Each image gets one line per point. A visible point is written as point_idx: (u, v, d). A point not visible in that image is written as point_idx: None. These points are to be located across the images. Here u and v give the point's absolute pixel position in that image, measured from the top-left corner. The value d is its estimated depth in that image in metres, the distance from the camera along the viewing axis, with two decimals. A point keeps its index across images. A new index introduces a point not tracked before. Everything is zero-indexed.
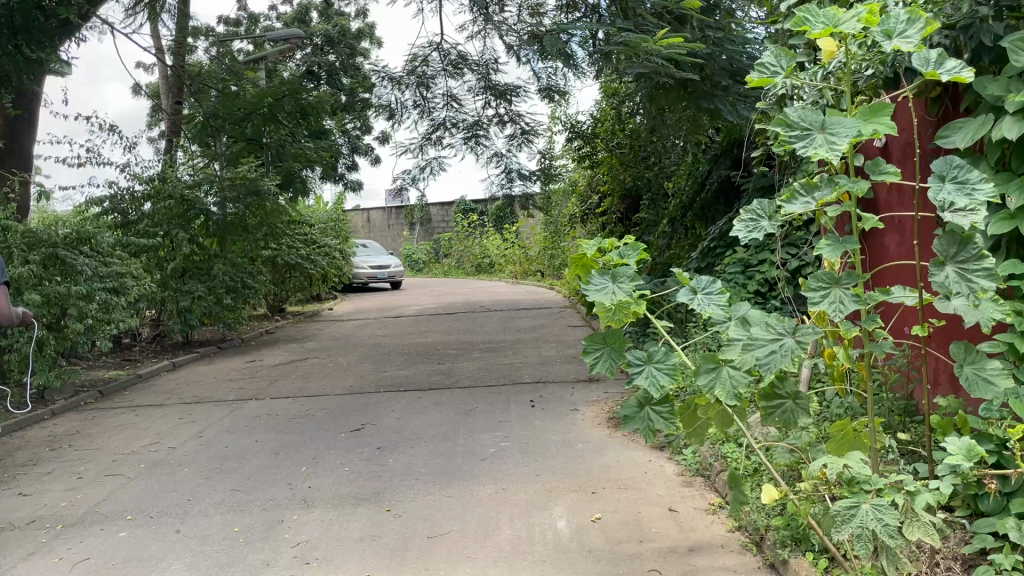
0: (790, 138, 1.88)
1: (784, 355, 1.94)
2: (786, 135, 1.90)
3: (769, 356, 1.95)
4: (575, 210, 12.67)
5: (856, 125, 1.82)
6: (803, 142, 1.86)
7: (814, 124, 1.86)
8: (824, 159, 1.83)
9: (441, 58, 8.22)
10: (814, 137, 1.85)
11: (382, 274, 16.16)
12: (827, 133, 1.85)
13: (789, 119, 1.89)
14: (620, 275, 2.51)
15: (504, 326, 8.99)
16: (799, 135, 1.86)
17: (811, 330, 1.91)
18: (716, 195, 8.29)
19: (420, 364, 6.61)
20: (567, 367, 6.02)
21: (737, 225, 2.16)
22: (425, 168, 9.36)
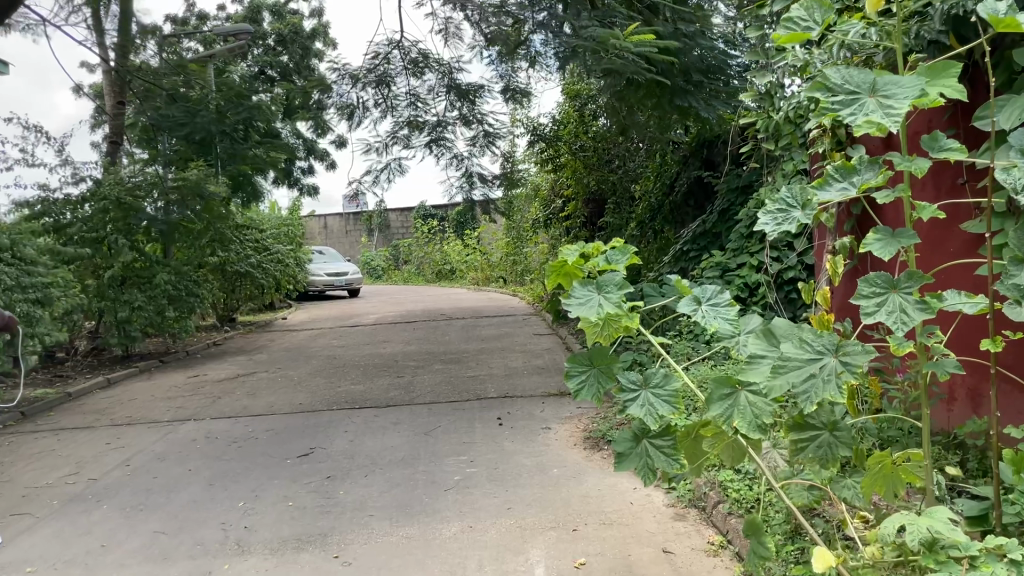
0: (833, 104, 1.57)
1: (826, 381, 1.56)
2: (827, 101, 1.59)
3: (806, 383, 1.57)
4: (538, 215, 12.30)
5: (915, 85, 1.50)
6: (850, 108, 1.54)
7: (863, 85, 1.55)
8: (878, 127, 1.51)
9: (402, 57, 7.80)
10: (864, 101, 1.53)
11: (340, 281, 15.62)
12: (879, 96, 1.54)
13: (831, 83, 1.57)
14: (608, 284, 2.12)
15: (466, 335, 8.56)
16: (845, 99, 1.55)
17: (862, 350, 1.54)
18: (686, 197, 7.96)
19: (377, 378, 6.16)
20: (536, 379, 5.62)
21: (765, 218, 1.88)
22: (383, 170, 8.90)
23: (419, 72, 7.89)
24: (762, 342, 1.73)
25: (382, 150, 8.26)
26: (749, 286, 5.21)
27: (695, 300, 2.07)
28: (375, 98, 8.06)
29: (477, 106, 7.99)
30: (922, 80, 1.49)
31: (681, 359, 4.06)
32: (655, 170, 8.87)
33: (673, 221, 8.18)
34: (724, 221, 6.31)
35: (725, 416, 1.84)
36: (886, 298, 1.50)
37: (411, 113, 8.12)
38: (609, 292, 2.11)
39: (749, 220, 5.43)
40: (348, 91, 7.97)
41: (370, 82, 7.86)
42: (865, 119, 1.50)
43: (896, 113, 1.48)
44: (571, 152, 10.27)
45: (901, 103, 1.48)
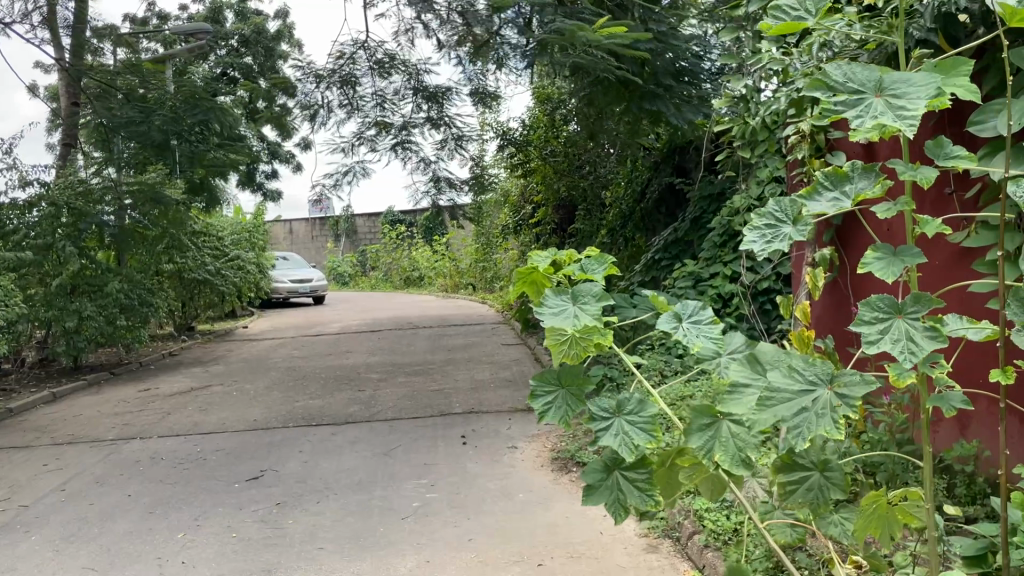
0: (835, 105, 1.40)
1: (821, 417, 1.35)
2: (828, 102, 1.41)
3: (799, 418, 1.36)
4: (507, 221, 12.12)
5: (929, 83, 1.34)
6: (855, 110, 1.37)
7: (868, 85, 1.38)
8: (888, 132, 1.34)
9: (368, 57, 7.58)
10: (870, 102, 1.36)
11: (305, 288, 15.30)
12: (886, 97, 1.36)
13: (832, 80, 1.40)
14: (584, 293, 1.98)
15: (433, 345, 8.34)
16: (849, 100, 1.38)
17: (861, 382, 1.34)
18: (657, 204, 7.81)
19: (337, 391, 5.91)
20: (503, 393, 5.41)
21: (751, 233, 1.71)
22: (346, 173, 8.65)
23: (385, 73, 7.66)
24: (746, 369, 1.54)
25: (349, 150, 8.01)
26: (722, 297, 5.06)
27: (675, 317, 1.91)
28: (341, 98, 7.80)
29: (446, 109, 7.78)
30: (937, 78, 1.32)
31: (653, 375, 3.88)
32: (626, 176, 8.72)
33: (644, 228, 8.02)
34: (696, 229, 6.16)
35: (706, 449, 1.65)
36: (890, 323, 1.39)
37: (377, 114, 7.87)
38: (584, 301, 1.96)
39: (722, 229, 5.29)
40: (313, 90, 7.73)
41: (334, 83, 7.62)
42: (874, 121, 1.33)
43: (908, 116, 1.31)
44: (541, 158, 10.10)
45: (915, 104, 1.31)
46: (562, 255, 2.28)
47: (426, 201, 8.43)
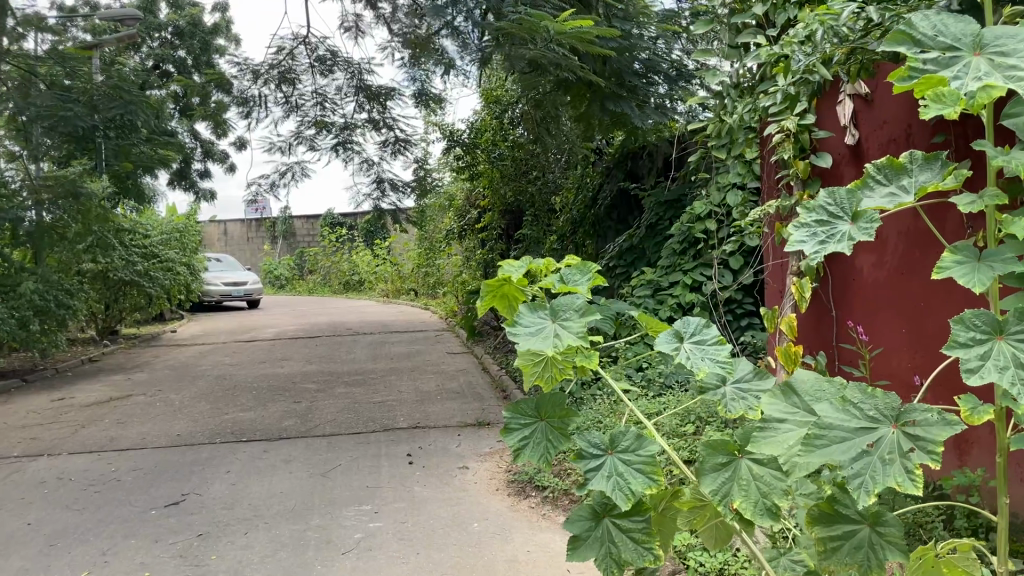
0: (929, 61, 1.45)
1: (883, 469, 1.25)
2: (916, 60, 1.47)
3: (860, 468, 1.26)
4: (451, 226, 11.79)
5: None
6: (955, 68, 1.41)
7: (965, 43, 1.44)
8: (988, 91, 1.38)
9: (309, 54, 7.12)
10: (970, 60, 1.41)
11: (238, 291, 14.70)
12: (987, 57, 1.41)
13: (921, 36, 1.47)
14: (563, 306, 1.78)
15: (374, 353, 7.95)
16: (947, 57, 1.43)
17: (932, 420, 1.25)
18: (609, 210, 7.59)
19: (270, 403, 5.50)
20: (452, 405, 5.10)
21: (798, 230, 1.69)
22: (284, 173, 8.22)
23: (327, 71, 7.23)
24: (783, 405, 1.44)
25: (286, 150, 7.60)
26: (683, 306, 4.83)
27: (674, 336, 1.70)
28: (277, 95, 7.37)
29: (388, 111, 7.45)
30: None
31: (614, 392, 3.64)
32: (576, 182, 8.51)
33: (595, 235, 7.78)
34: (652, 237, 5.95)
35: (722, 493, 1.45)
36: (989, 346, 1.38)
37: (317, 113, 7.50)
38: (564, 316, 1.76)
39: (682, 235, 5.08)
40: (249, 87, 7.26)
41: (272, 79, 7.18)
42: (980, 80, 1.36)
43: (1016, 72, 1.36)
44: (488, 162, 9.81)
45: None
46: (540, 264, 2.10)
47: (368, 203, 8.07)
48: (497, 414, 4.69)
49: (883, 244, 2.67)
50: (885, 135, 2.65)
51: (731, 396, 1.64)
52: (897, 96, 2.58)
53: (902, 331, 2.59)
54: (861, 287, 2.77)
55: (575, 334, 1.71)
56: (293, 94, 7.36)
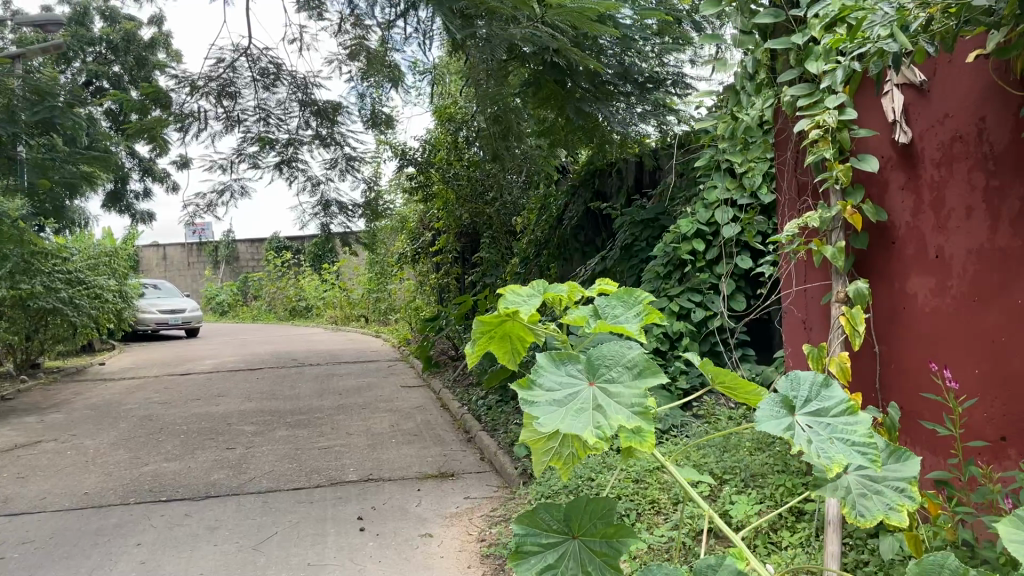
0: None
1: None
2: None
3: None
4: (404, 249, 11.19)
5: None
6: None
7: None
8: None
9: (251, 66, 6.46)
10: None
11: (175, 319, 13.82)
12: None
13: None
14: (611, 362, 1.61)
15: (321, 387, 7.29)
16: None
17: None
18: (576, 232, 7.11)
19: (199, 450, 4.81)
20: (409, 450, 4.50)
21: None
22: (222, 192, 7.53)
23: (271, 84, 6.58)
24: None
25: (225, 168, 6.92)
26: (669, 337, 4.32)
27: (783, 405, 1.61)
28: (216, 110, 6.63)
29: (336, 126, 6.84)
30: None
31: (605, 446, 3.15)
32: (541, 203, 8.02)
33: (560, 256, 7.26)
34: (627, 259, 5.44)
35: None
36: None
37: (259, 129, 6.82)
38: (608, 374, 1.60)
39: (666, 257, 4.57)
40: (189, 101, 6.44)
41: (211, 92, 6.44)
42: None
43: None
44: (442, 181, 9.24)
45: None
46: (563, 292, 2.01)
47: (313, 224, 7.41)
48: (463, 462, 4.11)
49: (943, 264, 2.20)
50: (947, 133, 2.19)
51: (858, 494, 1.68)
52: (961, 86, 2.14)
53: (978, 372, 2.10)
54: (914, 319, 2.29)
55: (627, 411, 1.52)
56: (233, 108, 6.64)
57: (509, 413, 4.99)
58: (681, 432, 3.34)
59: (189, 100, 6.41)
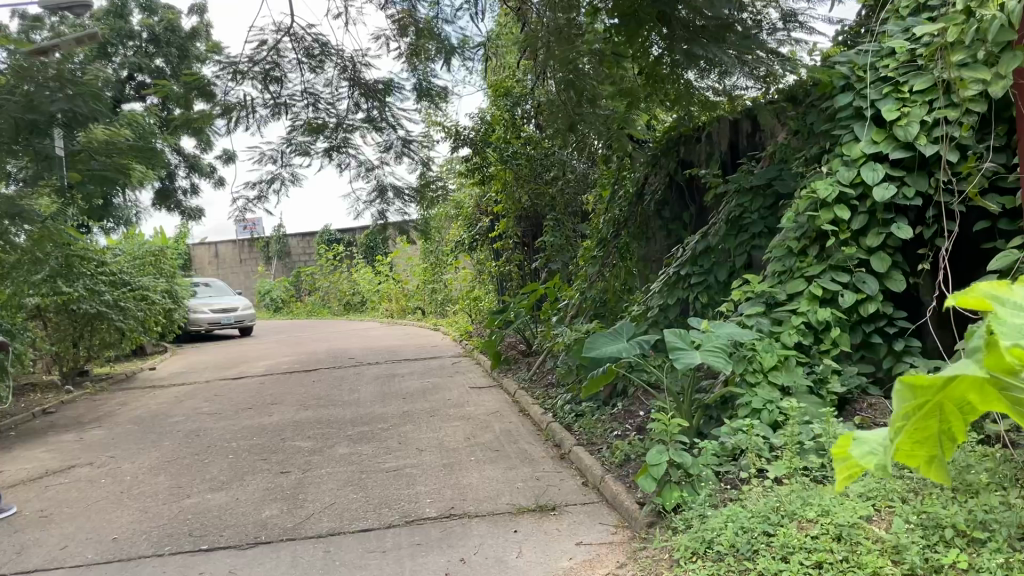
0: None
1: None
2: None
3: None
4: (461, 237, 10.49)
5: None
6: None
7: None
8: None
9: (295, 46, 5.79)
10: None
11: (228, 318, 13.37)
12: None
13: None
14: None
15: (384, 390, 6.63)
16: None
17: None
18: (659, 208, 6.32)
19: (249, 476, 4.15)
20: (493, 472, 3.76)
21: None
22: (271, 181, 6.87)
23: (317, 67, 5.91)
24: None
25: (275, 159, 6.23)
26: (812, 328, 3.44)
27: None
28: (263, 96, 5.94)
29: (388, 106, 6.11)
30: None
31: (783, 490, 2.40)
32: (613, 178, 7.21)
33: (641, 235, 6.45)
34: (735, 235, 4.62)
35: None
36: None
37: (309, 115, 6.13)
38: None
39: (797, 228, 3.74)
40: (234, 88, 5.72)
41: (256, 77, 5.77)
42: None
43: None
44: (501, 162, 8.30)
45: None
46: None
47: (368, 213, 6.73)
48: (563, 491, 3.36)
49: None
50: None
51: None
52: None
53: None
54: None
55: None
56: (280, 93, 5.96)
57: (606, 421, 4.23)
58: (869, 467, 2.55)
59: (234, 87, 5.70)
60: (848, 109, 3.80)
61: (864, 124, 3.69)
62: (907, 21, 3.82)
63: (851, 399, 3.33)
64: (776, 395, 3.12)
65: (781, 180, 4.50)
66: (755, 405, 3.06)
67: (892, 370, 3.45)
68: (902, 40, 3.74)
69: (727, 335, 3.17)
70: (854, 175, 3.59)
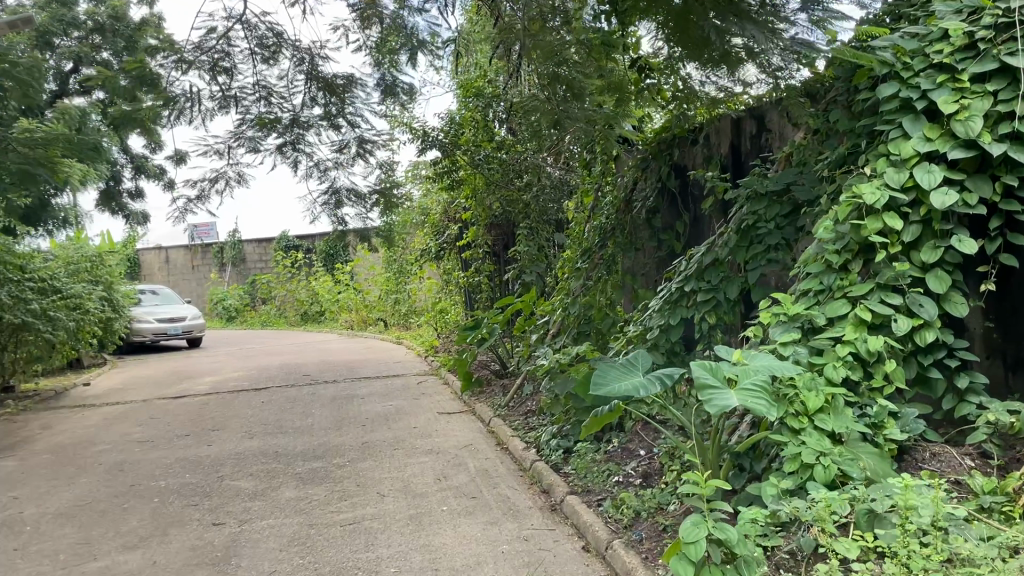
0: None
1: None
2: None
3: None
4: (425, 245, 9.82)
5: None
6: None
7: None
8: None
9: (247, 34, 5.10)
10: None
11: (175, 328, 12.51)
12: None
13: None
14: None
15: (341, 414, 5.93)
16: None
17: None
18: (648, 217, 5.74)
19: (175, 530, 3.44)
20: (470, 529, 3.11)
21: None
22: (214, 180, 6.15)
23: (271, 58, 5.22)
24: None
25: (219, 156, 5.52)
26: (861, 360, 2.84)
27: None
28: (209, 87, 5.22)
29: (349, 103, 5.43)
30: None
31: None
32: (596, 184, 6.59)
33: (629, 246, 5.82)
34: (747, 248, 4.04)
35: None
36: None
37: (260, 110, 5.41)
38: None
39: (837, 240, 3.15)
40: (179, 78, 4.95)
41: (202, 67, 5.04)
42: None
43: None
44: (470, 166, 7.60)
45: None
46: None
47: (326, 218, 6.04)
48: (560, 561, 2.72)
49: None
50: None
51: None
52: None
53: None
54: None
55: None
56: (229, 85, 5.25)
57: (601, 463, 3.60)
58: (985, 564, 1.98)
59: (179, 78, 4.94)
60: (893, 101, 3.23)
61: (914, 119, 3.13)
62: (962, 1, 3.28)
63: (909, 448, 2.75)
64: (827, 445, 2.52)
65: (800, 186, 3.93)
66: (805, 459, 2.46)
67: (954, 411, 2.87)
68: (958, 22, 3.19)
69: (767, 370, 2.57)
70: (905, 177, 3.02)
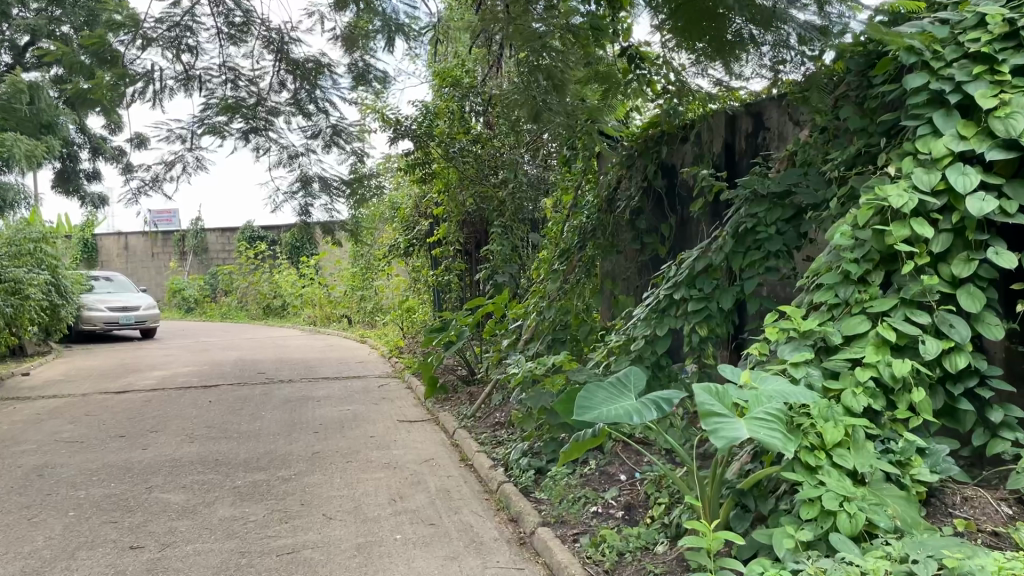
0: None
1: None
2: None
3: None
4: (393, 241, 9.37)
5: None
6: None
7: None
8: None
9: (213, 11, 4.62)
10: None
11: (127, 318, 11.89)
12: None
13: None
14: None
15: (292, 418, 5.47)
16: None
17: None
18: (632, 219, 5.35)
19: (84, 553, 2.96)
20: (425, 566, 2.68)
21: None
22: (171, 164, 5.66)
23: (238, 38, 4.74)
24: None
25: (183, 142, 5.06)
26: (883, 385, 2.47)
27: None
28: (172, 66, 4.74)
29: (321, 88, 4.97)
30: None
31: None
32: (576, 182, 6.18)
33: (611, 249, 5.43)
34: (744, 254, 3.67)
35: None
36: None
37: (226, 93, 4.93)
38: None
39: (855, 247, 2.77)
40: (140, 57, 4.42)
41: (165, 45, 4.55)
42: None
43: None
44: (444, 159, 7.12)
45: None
46: None
47: (288, 208, 5.59)
48: None
49: None
50: None
51: None
52: None
53: None
54: None
55: None
56: (193, 64, 4.78)
57: (577, 488, 3.20)
58: None
59: (141, 57, 4.44)
60: (920, 94, 2.88)
61: (946, 115, 2.77)
62: None
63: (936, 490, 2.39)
64: (850, 487, 2.14)
65: (804, 187, 3.56)
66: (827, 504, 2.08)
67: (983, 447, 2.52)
68: (997, 8, 2.84)
69: (782, 396, 2.18)
70: (936, 179, 2.65)
